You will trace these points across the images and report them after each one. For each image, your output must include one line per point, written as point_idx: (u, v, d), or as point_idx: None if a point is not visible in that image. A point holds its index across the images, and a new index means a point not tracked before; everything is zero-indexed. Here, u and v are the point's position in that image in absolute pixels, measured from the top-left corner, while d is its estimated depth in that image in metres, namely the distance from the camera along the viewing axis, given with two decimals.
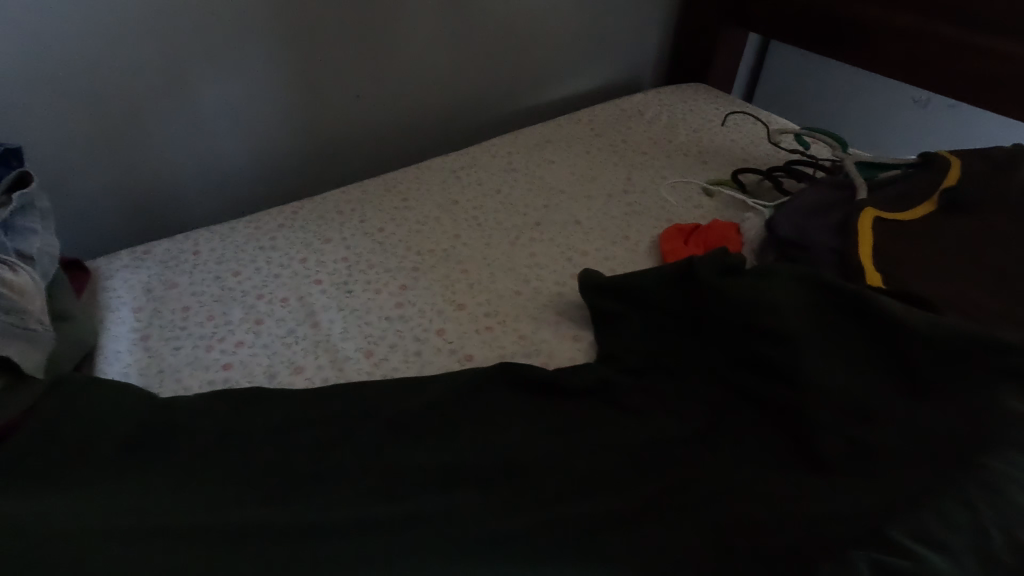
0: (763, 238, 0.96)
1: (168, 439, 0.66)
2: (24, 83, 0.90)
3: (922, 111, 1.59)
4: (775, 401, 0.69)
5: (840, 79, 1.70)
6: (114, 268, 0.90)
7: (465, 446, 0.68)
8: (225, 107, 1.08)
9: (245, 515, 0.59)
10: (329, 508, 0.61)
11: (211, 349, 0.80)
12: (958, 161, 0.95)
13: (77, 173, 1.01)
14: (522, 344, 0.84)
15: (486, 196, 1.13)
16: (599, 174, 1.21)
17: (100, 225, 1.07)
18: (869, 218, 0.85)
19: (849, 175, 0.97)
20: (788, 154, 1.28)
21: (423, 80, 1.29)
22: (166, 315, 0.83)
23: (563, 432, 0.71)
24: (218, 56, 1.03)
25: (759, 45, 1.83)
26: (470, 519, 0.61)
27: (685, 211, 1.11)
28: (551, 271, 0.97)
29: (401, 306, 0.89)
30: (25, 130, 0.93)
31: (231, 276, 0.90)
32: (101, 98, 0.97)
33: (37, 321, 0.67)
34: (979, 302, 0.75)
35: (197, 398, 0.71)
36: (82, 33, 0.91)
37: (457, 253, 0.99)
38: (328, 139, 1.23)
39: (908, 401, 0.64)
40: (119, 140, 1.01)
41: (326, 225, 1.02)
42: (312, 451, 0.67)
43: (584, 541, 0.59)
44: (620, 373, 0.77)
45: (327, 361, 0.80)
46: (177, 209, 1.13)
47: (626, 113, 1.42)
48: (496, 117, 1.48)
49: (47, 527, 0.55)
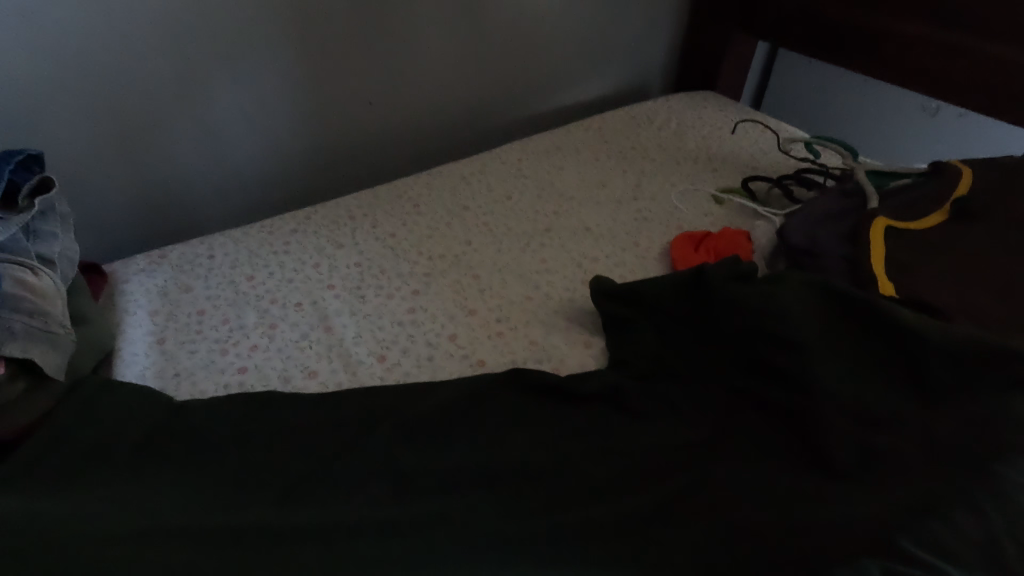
0: (773, 245, 0.96)
1: (185, 441, 0.67)
2: (45, 90, 0.92)
3: (931, 119, 1.59)
4: (787, 407, 0.69)
5: (849, 87, 1.70)
6: (130, 272, 0.91)
7: (478, 450, 0.69)
8: (240, 114, 1.10)
9: (262, 518, 0.59)
10: (343, 511, 0.61)
11: (226, 353, 0.81)
12: (969, 169, 0.95)
13: (94, 178, 1.02)
14: (534, 350, 0.85)
15: (496, 202, 1.14)
16: (609, 181, 1.21)
17: (116, 229, 1.08)
18: (880, 226, 0.85)
19: (859, 184, 0.97)
20: (797, 162, 1.28)
21: (434, 87, 1.31)
22: (182, 319, 0.85)
23: (575, 437, 0.71)
24: (233, 64, 1.05)
25: (768, 53, 1.83)
26: (484, 523, 0.61)
27: (695, 218, 1.12)
28: (562, 277, 0.98)
29: (413, 311, 0.89)
30: (43, 135, 0.95)
31: (245, 281, 0.91)
32: (118, 104, 0.98)
33: (59, 324, 0.68)
34: (991, 311, 0.75)
35: (213, 401, 0.72)
36: (100, 40, 0.92)
37: (467, 259, 1.00)
38: (340, 145, 1.24)
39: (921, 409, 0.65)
40: (136, 146, 1.03)
41: (338, 230, 1.03)
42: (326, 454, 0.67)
43: (597, 546, 0.60)
44: (631, 378, 0.77)
45: (340, 365, 0.80)
46: (191, 214, 1.15)
47: (635, 120, 1.43)
48: (506, 124, 1.49)
49: (69, 528, 0.56)
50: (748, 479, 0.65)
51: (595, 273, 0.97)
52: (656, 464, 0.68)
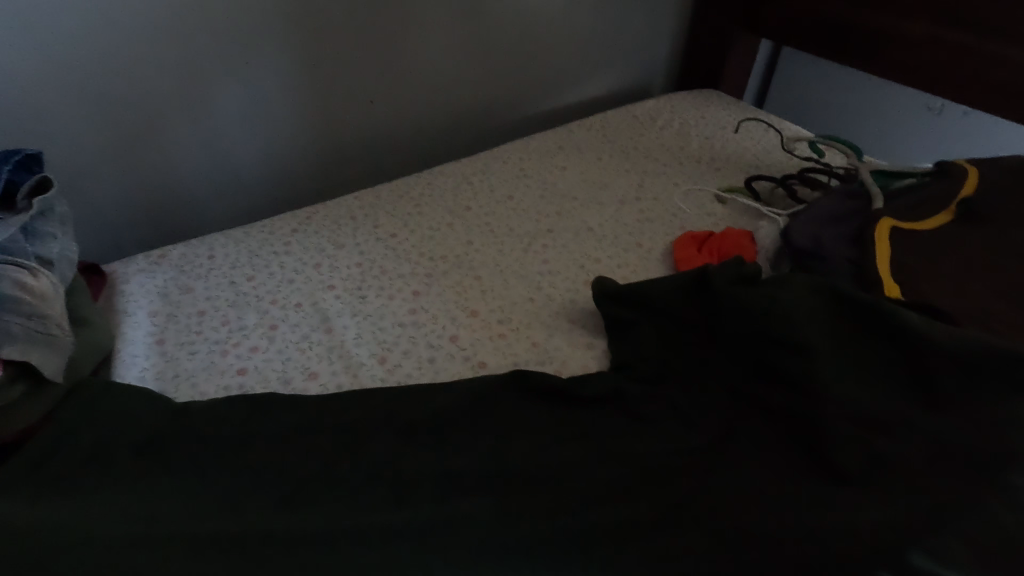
0: (777, 246, 0.95)
1: (185, 445, 0.67)
2: (43, 90, 0.91)
3: (936, 118, 1.58)
4: (790, 410, 0.69)
5: (853, 85, 1.69)
6: (130, 272, 0.90)
7: (479, 453, 0.68)
8: (240, 113, 1.09)
9: (262, 522, 0.59)
10: (344, 515, 0.61)
11: (226, 355, 0.80)
12: (975, 169, 0.95)
13: (94, 178, 1.02)
14: (535, 351, 0.84)
15: (498, 202, 1.13)
16: (611, 181, 1.21)
17: (115, 229, 1.08)
18: (885, 227, 0.85)
19: (864, 184, 0.97)
20: (801, 161, 1.28)
21: (435, 86, 1.30)
22: (181, 320, 0.84)
23: (577, 440, 0.71)
24: (233, 63, 1.04)
25: (771, 51, 1.82)
26: (485, 528, 0.61)
27: (698, 218, 1.11)
28: (564, 278, 0.97)
29: (415, 312, 0.89)
30: (42, 135, 0.94)
31: (245, 281, 0.91)
32: (118, 103, 0.98)
33: (58, 325, 0.68)
34: (998, 314, 0.74)
35: (213, 404, 0.72)
36: (99, 40, 0.92)
37: (469, 260, 1.00)
38: (341, 144, 1.24)
39: (925, 415, 0.64)
40: (135, 145, 1.02)
41: (339, 230, 1.02)
42: (327, 457, 0.67)
43: (600, 551, 0.59)
44: (634, 381, 0.77)
45: (341, 367, 0.80)
46: (191, 213, 1.14)
47: (638, 119, 1.42)
48: (508, 123, 1.48)
49: (71, 534, 0.56)
50: (752, 482, 0.65)
51: (597, 274, 0.96)
52: (659, 467, 0.67)
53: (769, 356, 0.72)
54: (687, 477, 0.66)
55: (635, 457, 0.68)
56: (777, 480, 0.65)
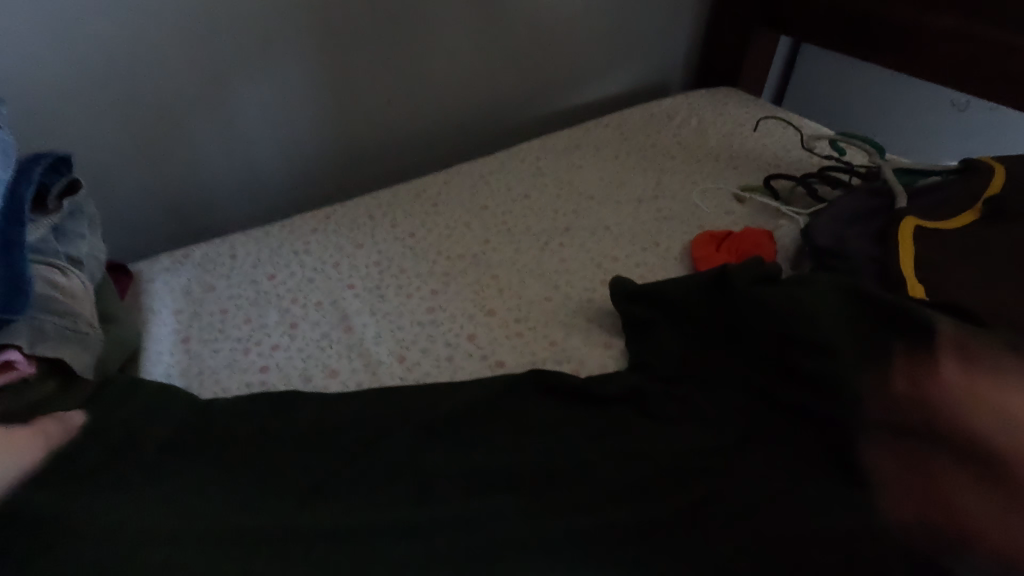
0: (798, 245, 0.94)
1: (209, 441, 0.68)
2: (73, 94, 0.93)
3: (961, 115, 1.54)
4: (812, 411, 0.68)
5: (875, 81, 1.67)
6: (155, 271, 0.92)
7: (497, 453, 0.69)
8: (261, 116, 1.11)
9: (285, 519, 0.60)
10: (365, 511, 0.62)
11: (248, 352, 0.81)
12: (1002, 168, 0.93)
13: (120, 180, 1.04)
14: (553, 350, 0.85)
15: (515, 201, 1.13)
16: (628, 179, 1.20)
17: (140, 228, 1.10)
18: (909, 226, 0.84)
19: (887, 182, 0.95)
20: (822, 159, 1.26)
21: (453, 86, 1.31)
22: (205, 318, 0.86)
23: (596, 440, 0.71)
24: (255, 67, 1.06)
25: (791, 47, 1.80)
26: (503, 525, 0.61)
27: (716, 217, 1.10)
28: (581, 277, 0.97)
29: (433, 311, 0.89)
30: (71, 137, 0.97)
31: (267, 280, 0.92)
32: (142, 106, 0.99)
33: (88, 323, 0.70)
34: None
35: (238, 401, 0.73)
36: (126, 45, 0.94)
37: (487, 259, 1.00)
38: (359, 144, 1.25)
39: (950, 416, 0.63)
40: (160, 148, 1.05)
41: (358, 229, 1.03)
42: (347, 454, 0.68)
43: (618, 550, 0.59)
44: (653, 380, 0.77)
45: (361, 365, 0.81)
46: (213, 213, 1.16)
47: (655, 118, 1.41)
48: (525, 122, 1.49)
49: (104, 529, 0.57)
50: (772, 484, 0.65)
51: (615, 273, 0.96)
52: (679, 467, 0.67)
53: (790, 357, 0.72)
54: (706, 477, 0.66)
55: (654, 457, 0.68)
56: (797, 483, 0.64)
